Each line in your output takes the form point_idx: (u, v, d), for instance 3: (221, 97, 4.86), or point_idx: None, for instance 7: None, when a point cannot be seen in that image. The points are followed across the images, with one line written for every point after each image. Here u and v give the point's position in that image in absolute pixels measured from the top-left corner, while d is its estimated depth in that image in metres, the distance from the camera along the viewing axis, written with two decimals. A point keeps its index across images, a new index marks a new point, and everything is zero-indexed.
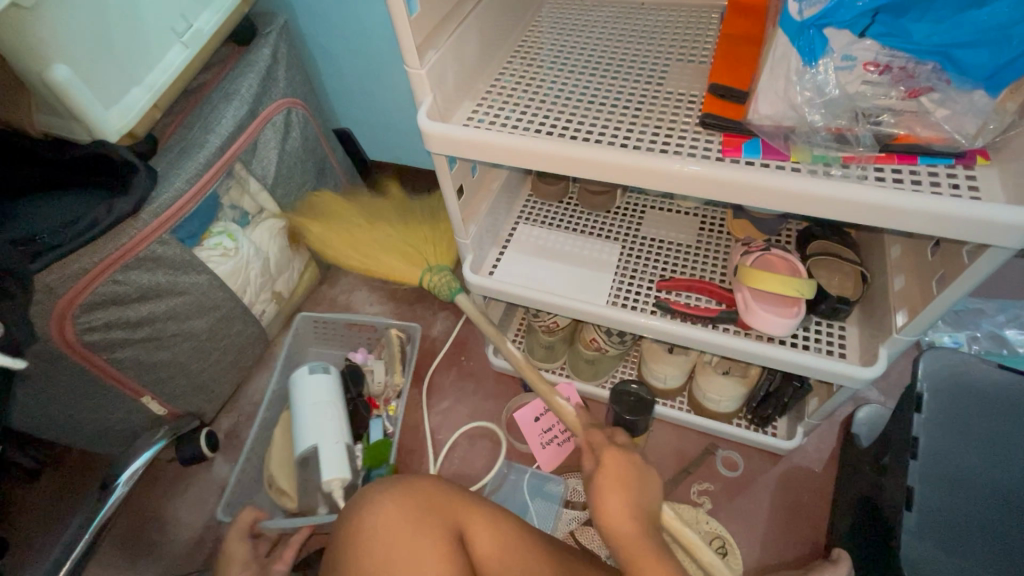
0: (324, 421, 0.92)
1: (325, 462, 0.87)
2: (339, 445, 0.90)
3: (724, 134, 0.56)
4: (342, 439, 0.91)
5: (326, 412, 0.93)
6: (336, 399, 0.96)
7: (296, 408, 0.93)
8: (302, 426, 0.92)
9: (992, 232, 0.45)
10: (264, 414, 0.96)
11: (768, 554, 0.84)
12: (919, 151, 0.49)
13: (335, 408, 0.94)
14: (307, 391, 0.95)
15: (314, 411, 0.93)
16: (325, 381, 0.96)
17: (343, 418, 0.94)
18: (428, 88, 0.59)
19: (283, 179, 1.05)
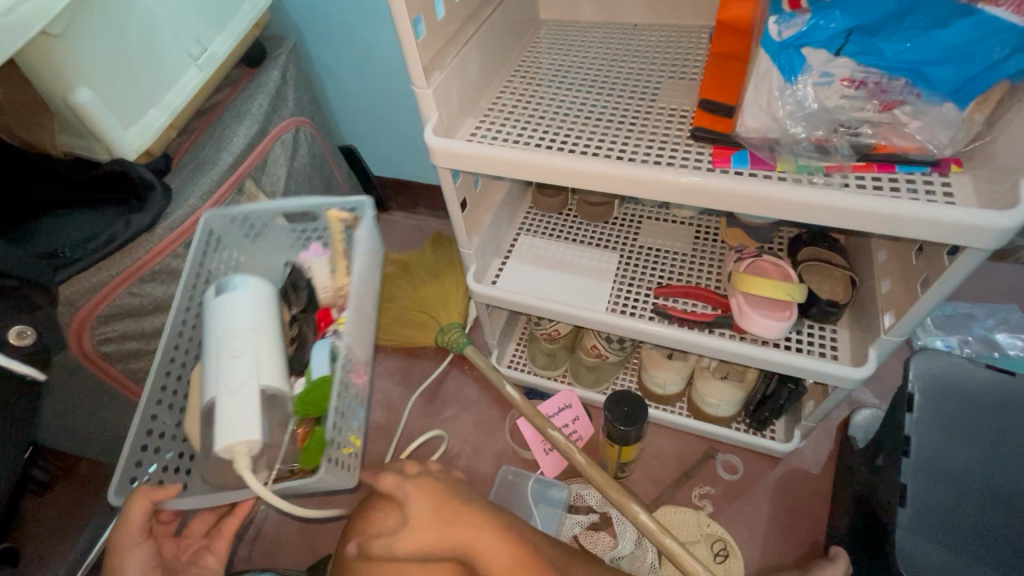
0: (231, 357, 0.65)
1: (223, 418, 0.61)
2: (248, 390, 0.63)
3: (714, 147, 0.59)
4: (254, 383, 0.64)
5: (237, 345, 0.66)
6: (258, 325, 0.69)
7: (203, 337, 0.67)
8: (207, 365, 0.66)
9: (967, 235, 0.47)
10: (175, 347, 0.72)
11: (769, 556, 0.85)
12: (897, 160, 0.52)
13: (251, 338, 0.67)
14: (218, 315, 0.68)
15: (220, 342, 0.66)
16: (242, 302, 0.69)
17: (270, 355, 0.67)
18: (433, 106, 0.62)
19: (291, 194, 1.09)
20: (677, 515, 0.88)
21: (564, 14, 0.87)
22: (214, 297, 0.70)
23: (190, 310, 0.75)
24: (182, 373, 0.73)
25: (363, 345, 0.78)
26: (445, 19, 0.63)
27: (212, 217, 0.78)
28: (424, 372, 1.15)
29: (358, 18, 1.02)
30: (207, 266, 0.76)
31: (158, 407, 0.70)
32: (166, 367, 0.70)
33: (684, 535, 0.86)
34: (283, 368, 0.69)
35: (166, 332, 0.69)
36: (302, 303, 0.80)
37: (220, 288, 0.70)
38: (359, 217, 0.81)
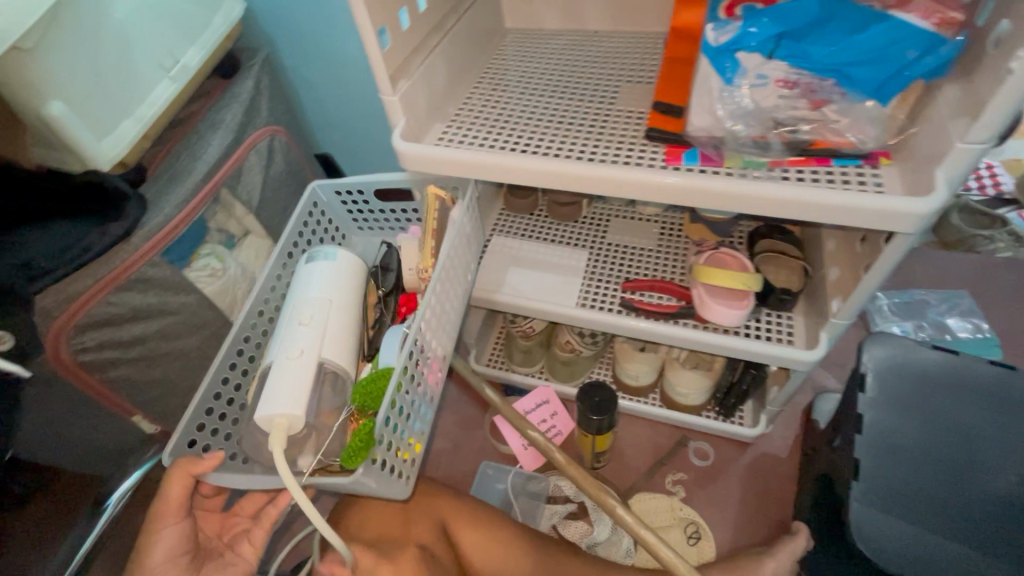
0: (301, 325, 0.64)
1: (278, 384, 0.59)
2: (306, 357, 0.62)
3: (667, 146, 0.63)
4: (311, 352, 0.62)
5: (309, 314, 0.65)
6: (336, 299, 0.68)
7: (288, 303, 0.68)
8: (278, 330, 0.66)
9: (894, 220, 0.51)
10: (263, 306, 0.73)
11: (740, 538, 0.89)
12: (833, 154, 0.55)
13: (325, 311, 0.67)
14: (307, 283, 0.69)
15: (299, 309, 0.66)
16: (330, 274, 0.70)
17: (338, 326, 0.66)
18: (400, 112, 0.65)
19: (267, 202, 1.10)
20: (652, 501, 0.92)
21: (529, 23, 0.90)
22: (309, 265, 0.72)
23: (283, 272, 0.77)
24: (262, 341, 0.74)
25: (439, 338, 0.70)
26: (410, 30, 0.66)
27: (319, 189, 0.85)
28: None
29: (330, 29, 1.05)
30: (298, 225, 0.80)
31: (234, 367, 0.70)
32: (250, 328, 0.71)
33: (659, 521, 0.90)
34: (350, 348, 0.67)
35: (257, 293, 0.71)
36: (387, 285, 0.77)
37: (311, 258, 0.72)
38: (454, 201, 0.74)
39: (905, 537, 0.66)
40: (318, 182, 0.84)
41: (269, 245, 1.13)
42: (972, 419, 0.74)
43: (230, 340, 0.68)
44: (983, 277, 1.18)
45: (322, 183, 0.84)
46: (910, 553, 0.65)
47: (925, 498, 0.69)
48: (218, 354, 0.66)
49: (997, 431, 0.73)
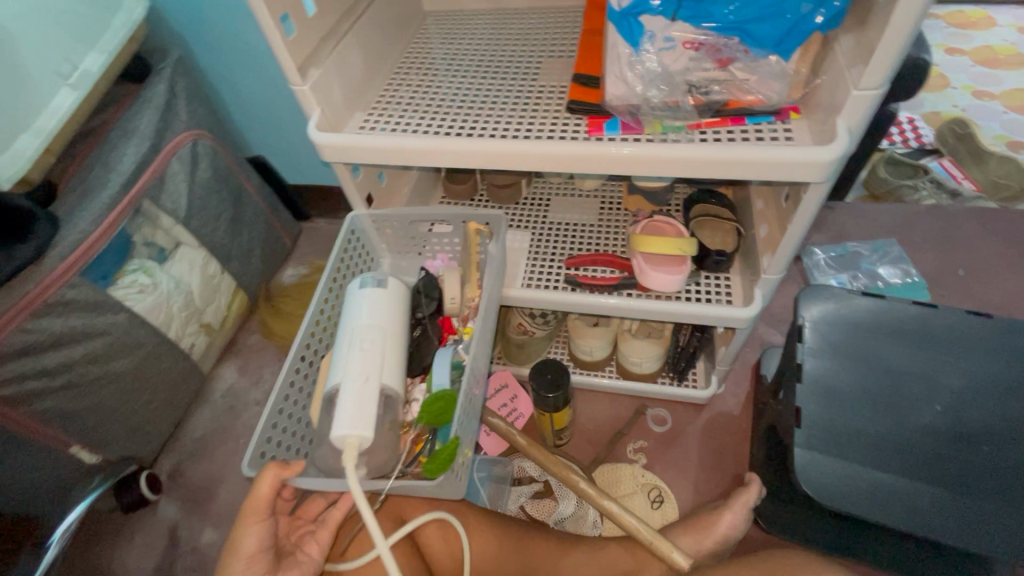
0: (361, 349, 0.57)
1: (345, 408, 0.53)
2: (372, 383, 0.55)
3: (588, 117, 0.63)
4: (375, 376, 0.55)
5: (368, 339, 0.58)
6: (390, 323, 0.61)
7: (341, 327, 0.60)
8: (334, 357, 0.58)
9: (801, 171, 0.52)
10: (315, 328, 0.67)
11: (702, 495, 0.92)
12: (745, 113, 0.57)
13: (383, 335, 0.59)
14: (358, 303, 0.61)
15: (353, 333, 0.59)
16: (382, 294, 0.62)
17: (395, 348, 0.59)
18: (314, 103, 0.63)
19: (198, 210, 1.05)
20: (615, 472, 0.93)
21: (450, 4, 0.88)
22: (356, 288, 0.63)
23: (331, 293, 0.71)
24: (313, 365, 0.68)
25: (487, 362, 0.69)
26: (318, 16, 0.63)
27: (356, 219, 0.76)
28: None
29: (246, 22, 1.00)
30: (340, 250, 0.72)
31: (293, 392, 0.64)
32: (305, 349, 0.65)
33: (623, 489, 0.91)
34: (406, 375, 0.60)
35: (310, 316, 0.65)
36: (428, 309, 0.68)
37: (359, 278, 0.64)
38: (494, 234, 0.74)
39: (843, 474, 0.70)
40: (356, 212, 0.76)
41: (204, 255, 1.08)
42: (901, 357, 0.78)
43: (286, 370, 0.62)
44: (908, 224, 1.24)
45: (362, 214, 0.76)
46: (846, 488, 0.69)
47: (861, 436, 0.73)
48: (280, 379, 0.61)
49: (924, 366, 0.77)
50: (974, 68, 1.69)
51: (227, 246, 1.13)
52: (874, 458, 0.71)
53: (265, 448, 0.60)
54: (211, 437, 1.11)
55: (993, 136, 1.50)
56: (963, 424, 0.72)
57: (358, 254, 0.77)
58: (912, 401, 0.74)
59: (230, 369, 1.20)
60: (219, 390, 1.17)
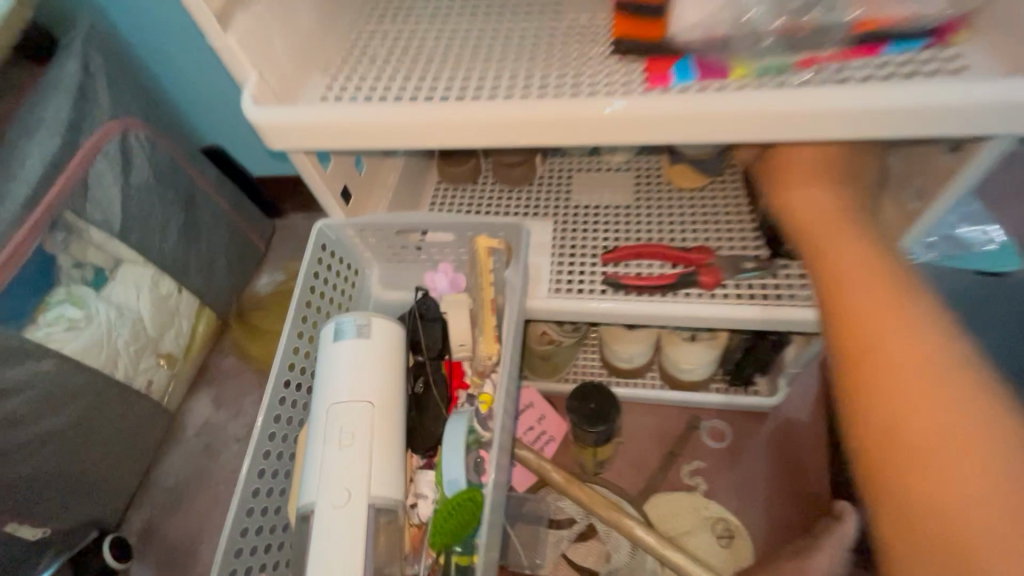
0: (339, 448, 0.45)
1: (323, 545, 0.42)
2: (354, 502, 0.44)
3: (647, 60, 0.44)
4: (359, 487, 0.44)
5: (351, 430, 0.46)
6: (379, 398, 0.48)
7: (317, 405, 0.48)
8: (308, 450, 0.47)
9: (1001, 120, 0.34)
10: (285, 389, 0.53)
11: (780, 528, 0.76)
12: (888, 37, 0.39)
13: (368, 419, 0.47)
14: (336, 372, 0.48)
15: (330, 421, 0.47)
16: (364, 358, 0.49)
17: (385, 435, 0.47)
18: (247, 64, 0.43)
19: (138, 218, 0.85)
20: (670, 503, 0.78)
21: None
22: (333, 344, 0.50)
23: (305, 337, 0.55)
24: (288, 433, 0.53)
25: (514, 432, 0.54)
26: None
27: (328, 230, 0.57)
28: None
29: None
30: (309, 278, 0.55)
31: (263, 478, 0.50)
32: (273, 420, 0.51)
33: (681, 526, 0.76)
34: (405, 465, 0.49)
35: (275, 379, 0.50)
36: (431, 347, 0.56)
37: (334, 330, 0.50)
38: (514, 252, 0.54)
39: None
40: (326, 220, 0.58)
41: (152, 272, 0.89)
42: None
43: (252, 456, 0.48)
44: None
45: (335, 222, 0.58)
46: None
47: None
48: (244, 471, 0.47)
49: None
50: None
51: (182, 260, 0.93)
52: None
53: (235, 563, 0.47)
54: (187, 485, 0.94)
55: None
56: None
57: (334, 275, 0.60)
58: None
59: (203, 401, 1.02)
60: (192, 427, 1.00)
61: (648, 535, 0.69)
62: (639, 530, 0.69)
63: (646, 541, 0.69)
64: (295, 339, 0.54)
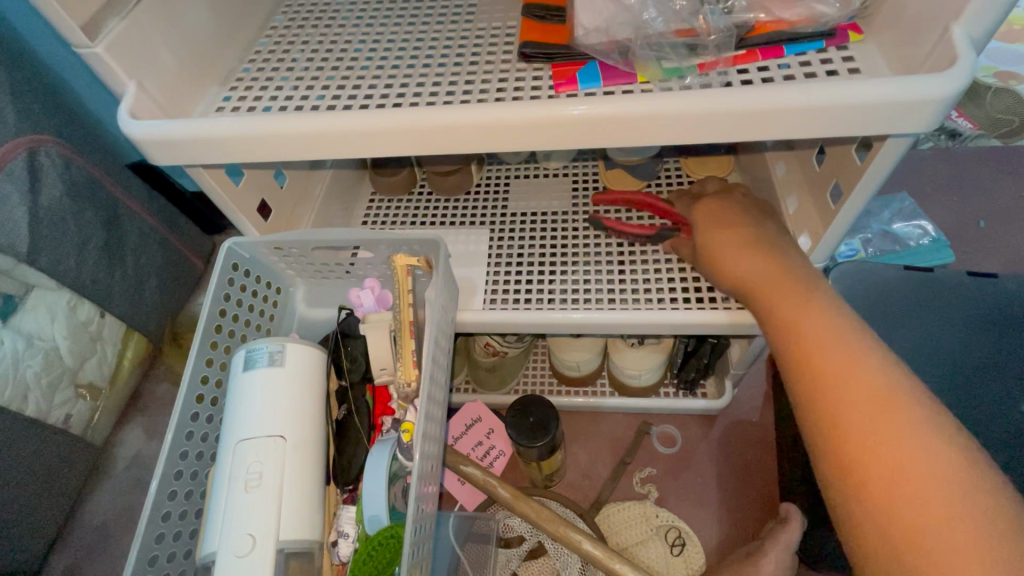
0: (247, 489, 0.42)
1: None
2: (262, 548, 0.41)
3: (553, 65, 0.43)
4: (269, 532, 0.41)
5: (258, 469, 0.43)
6: (292, 431, 0.45)
7: (224, 443, 0.44)
8: (213, 492, 0.43)
9: (895, 119, 0.33)
10: (193, 422, 0.49)
11: (729, 532, 0.75)
12: (784, 39, 0.39)
13: (280, 454, 0.44)
14: (244, 407, 0.45)
15: (236, 458, 0.43)
16: (275, 385, 0.45)
17: (298, 469, 0.44)
18: (122, 74, 0.39)
19: (51, 241, 0.80)
20: (622, 514, 0.76)
21: None
22: (242, 372, 0.46)
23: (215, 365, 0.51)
24: (197, 469, 0.49)
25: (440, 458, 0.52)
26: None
27: (239, 250, 0.54)
28: None
29: None
30: (218, 301, 0.51)
31: (168, 521, 0.46)
32: (178, 457, 0.47)
33: (632, 537, 0.75)
34: (323, 504, 0.45)
35: (176, 418, 0.46)
36: (352, 371, 0.53)
37: (245, 358, 0.46)
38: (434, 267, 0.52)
39: None
40: (235, 237, 0.53)
41: (69, 299, 0.83)
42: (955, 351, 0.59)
43: (152, 499, 0.44)
44: (917, 173, 1.09)
45: (245, 241, 0.53)
46: None
47: None
48: (142, 519, 0.43)
49: None
50: None
51: (103, 282, 0.88)
52: None
53: None
54: (114, 523, 0.89)
55: None
56: None
57: (249, 294, 0.56)
58: None
59: (135, 431, 0.96)
60: (122, 460, 0.94)
61: (598, 551, 0.67)
62: (588, 545, 0.66)
63: (595, 556, 0.67)
64: (203, 369, 0.50)
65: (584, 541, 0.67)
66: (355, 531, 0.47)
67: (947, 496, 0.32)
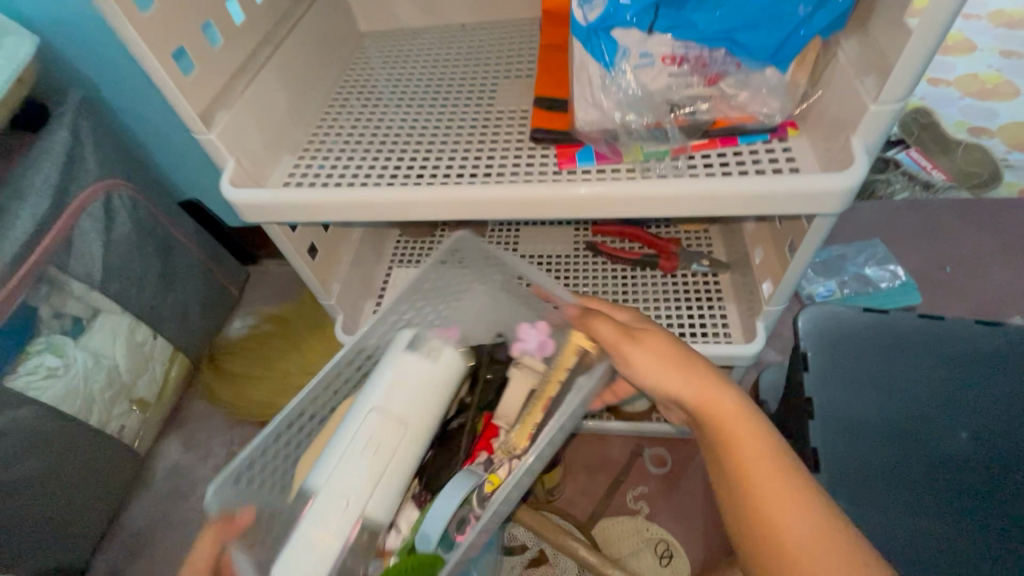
0: (362, 453, 0.51)
1: (302, 541, 0.48)
2: (348, 511, 0.49)
3: (557, 147, 0.54)
4: (356, 497, 0.50)
5: (376, 442, 0.52)
6: (415, 420, 0.54)
7: (357, 406, 0.54)
8: (331, 441, 0.53)
9: (815, 203, 0.44)
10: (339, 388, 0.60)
11: (713, 545, 0.83)
12: (737, 133, 0.50)
13: (395, 435, 0.53)
14: (386, 384, 0.55)
15: (364, 424, 0.53)
16: (420, 375, 0.55)
17: (403, 455, 0.53)
18: (225, 153, 0.51)
19: (118, 272, 0.92)
20: (616, 527, 0.84)
21: (388, 21, 0.77)
22: (400, 353, 0.57)
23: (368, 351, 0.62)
24: None
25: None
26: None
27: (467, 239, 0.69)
28: None
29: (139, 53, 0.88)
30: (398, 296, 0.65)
31: None
32: None
33: (626, 547, 0.83)
34: (404, 491, 0.54)
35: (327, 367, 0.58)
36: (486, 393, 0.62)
37: (409, 342, 0.58)
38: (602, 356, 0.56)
39: (902, 533, 0.56)
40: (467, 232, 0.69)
41: (129, 322, 0.94)
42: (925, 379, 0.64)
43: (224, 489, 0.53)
44: (890, 221, 1.20)
45: (472, 236, 0.69)
46: (913, 549, 0.55)
47: (903, 477, 0.59)
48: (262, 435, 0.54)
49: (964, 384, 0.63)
50: (996, 31, 1.59)
51: (157, 308, 0.99)
52: (922, 499, 0.57)
53: None
54: (153, 528, 0.97)
55: (955, 122, 1.38)
56: (1001, 449, 0.58)
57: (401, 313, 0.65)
58: (935, 430, 0.61)
59: (173, 443, 1.06)
60: (161, 470, 1.03)
61: (595, 558, 0.75)
62: (585, 553, 0.74)
63: (591, 563, 0.75)
64: (365, 340, 0.62)
65: (582, 548, 0.75)
66: (406, 531, 0.53)
67: (833, 542, 0.40)
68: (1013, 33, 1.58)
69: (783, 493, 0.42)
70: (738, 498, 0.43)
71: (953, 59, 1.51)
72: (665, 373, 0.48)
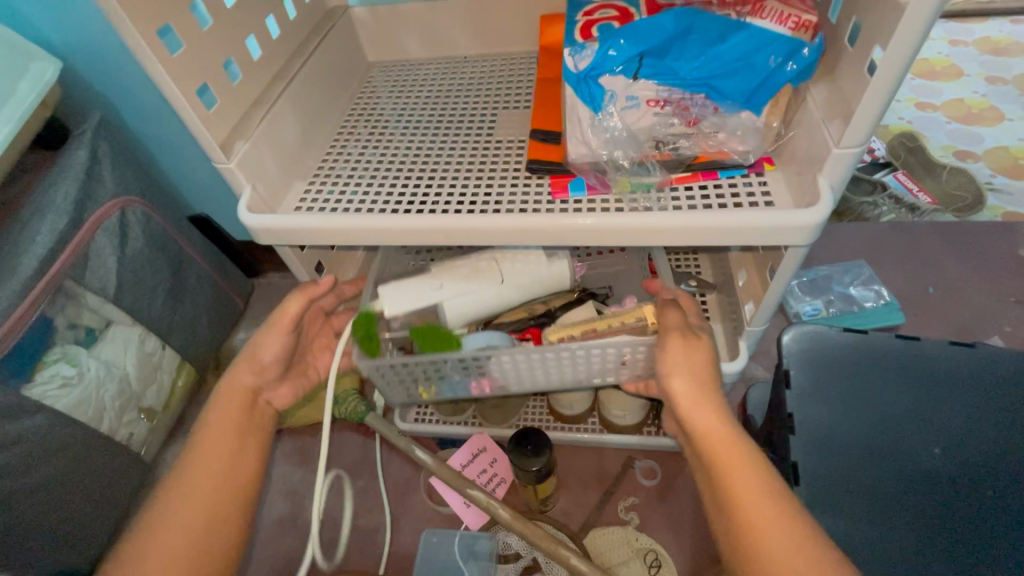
0: (468, 274, 0.66)
1: (403, 287, 0.65)
2: (433, 293, 0.64)
3: (551, 177, 0.58)
4: (441, 293, 0.64)
5: (481, 270, 0.66)
6: (514, 283, 0.67)
7: (490, 250, 0.70)
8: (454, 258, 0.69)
9: (786, 235, 0.48)
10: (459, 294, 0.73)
11: (701, 556, 0.86)
12: (718, 167, 0.54)
13: (495, 282, 0.66)
14: (515, 249, 0.69)
15: (483, 260, 0.67)
16: (543, 264, 0.67)
17: (495, 297, 0.66)
18: (243, 181, 0.55)
19: (131, 285, 0.95)
20: (607, 537, 0.87)
21: (394, 53, 0.81)
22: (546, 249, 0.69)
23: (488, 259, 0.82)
24: None
25: (549, 379, 0.68)
26: (238, 7, 0.58)
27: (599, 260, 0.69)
28: (329, 446, 1.04)
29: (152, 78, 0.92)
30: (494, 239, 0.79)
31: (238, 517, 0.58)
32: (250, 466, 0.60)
33: (617, 557, 0.85)
34: (482, 317, 0.67)
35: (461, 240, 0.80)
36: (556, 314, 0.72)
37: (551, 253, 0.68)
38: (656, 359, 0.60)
39: (877, 546, 0.59)
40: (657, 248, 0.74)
41: (139, 333, 0.98)
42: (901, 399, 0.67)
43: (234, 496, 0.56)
44: (876, 243, 1.24)
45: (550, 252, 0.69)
46: (887, 561, 0.58)
47: (879, 492, 0.62)
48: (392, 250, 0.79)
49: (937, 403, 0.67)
50: (981, 58, 1.65)
51: (167, 320, 1.03)
52: (897, 513, 0.60)
53: None
54: None
55: (941, 146, 1.42)
56: (969, 465, 0.62)
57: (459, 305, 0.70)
58: (910, 446, 0.64)
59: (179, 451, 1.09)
60: None
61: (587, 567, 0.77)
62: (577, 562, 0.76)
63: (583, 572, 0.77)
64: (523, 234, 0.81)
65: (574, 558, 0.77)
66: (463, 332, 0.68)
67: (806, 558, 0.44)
68: (998, 60, 1.63)
69: (763, 512, 0.47)
70: (727, 516, 0.48)
71: (940, 84, 1.57)
72: (676, 368, 0.57)
